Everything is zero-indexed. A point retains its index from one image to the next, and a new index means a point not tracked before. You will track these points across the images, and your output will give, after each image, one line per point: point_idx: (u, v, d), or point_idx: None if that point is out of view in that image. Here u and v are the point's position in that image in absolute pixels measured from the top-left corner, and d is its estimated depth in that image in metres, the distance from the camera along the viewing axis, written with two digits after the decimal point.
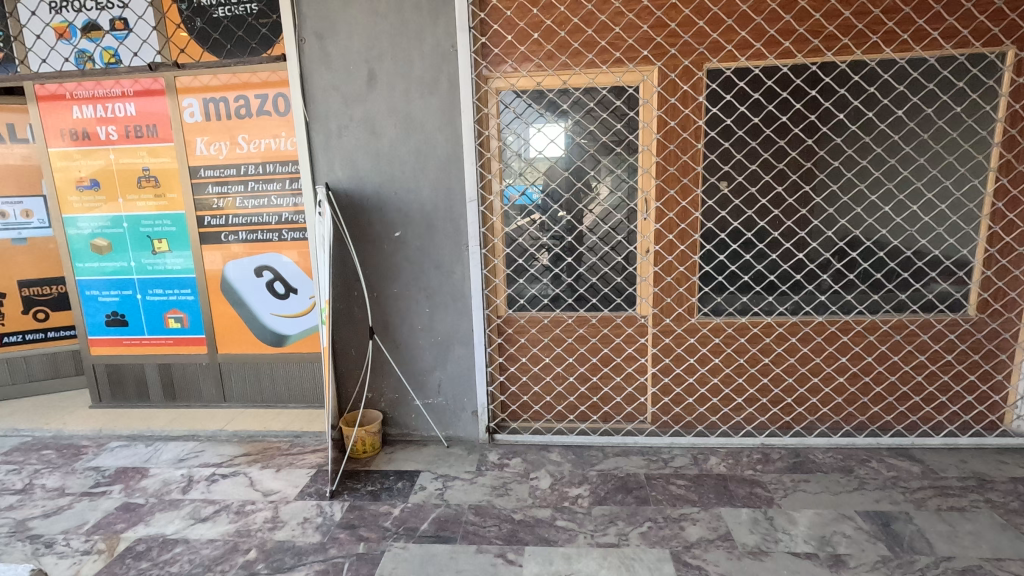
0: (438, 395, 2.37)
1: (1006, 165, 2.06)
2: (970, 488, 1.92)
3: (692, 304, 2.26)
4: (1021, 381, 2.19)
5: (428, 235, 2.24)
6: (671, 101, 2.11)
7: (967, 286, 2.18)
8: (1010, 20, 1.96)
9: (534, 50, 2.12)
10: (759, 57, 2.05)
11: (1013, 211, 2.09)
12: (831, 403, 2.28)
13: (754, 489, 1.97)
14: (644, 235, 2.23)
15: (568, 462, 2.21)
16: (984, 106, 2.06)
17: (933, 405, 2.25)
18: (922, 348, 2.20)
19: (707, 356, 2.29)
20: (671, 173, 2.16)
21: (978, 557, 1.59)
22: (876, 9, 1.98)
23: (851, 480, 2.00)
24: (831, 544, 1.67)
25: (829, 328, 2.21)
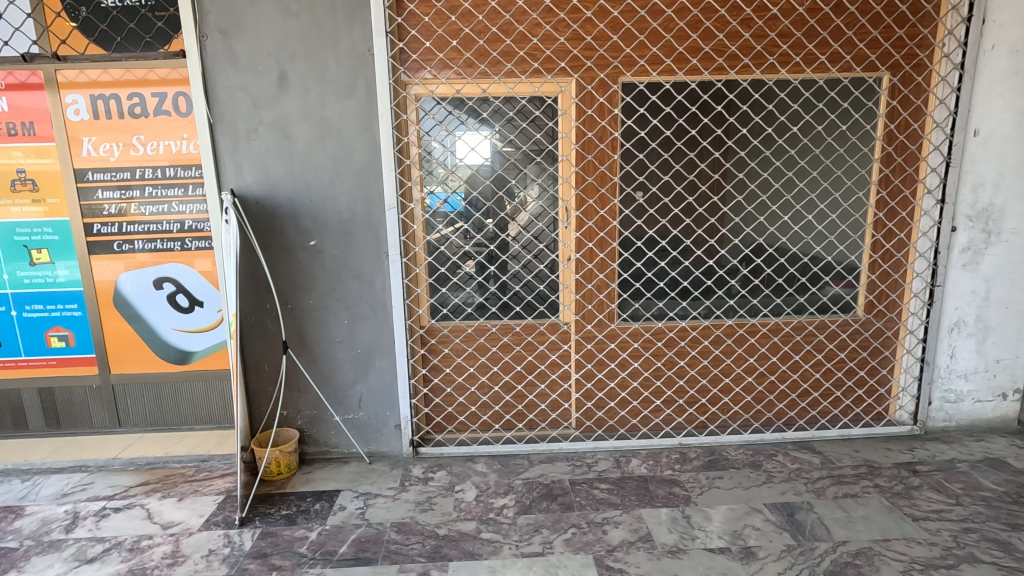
0: (359, 410, 2.28)
1: (885, 179, 2.27)
2: (862, 475, 2.09)
3: (612, 310, 2.31)
4: (903, 374, 2.41)
5: (345, 244, 2.15)
6: (588, 112, 2.16)
7: (855, 289, 2.37)
8: (885, 49, 2.17)
9: (453, 58, 2.11)
10: (669, 73, 2.14)
11: (892, 220, 2.30)
12: (741, 401, 2.41)
13: (673, 489, 2.03)
14: (565, 243, 2.27)
15: (494, 472, 2.19)
16: (866, 125, 2.26)
17: (830, 400, 2.43)
18: (819, 347, 2.38)
19: (627, 360, 2.35)
20: (590, 183, 2.21)
21: (869, 540, 1.73)
22: (772, 32, 2.12)
23: (760, 474, 2.12)
24: (742, 537, 1.76)
25: (737, 331, 2.34)
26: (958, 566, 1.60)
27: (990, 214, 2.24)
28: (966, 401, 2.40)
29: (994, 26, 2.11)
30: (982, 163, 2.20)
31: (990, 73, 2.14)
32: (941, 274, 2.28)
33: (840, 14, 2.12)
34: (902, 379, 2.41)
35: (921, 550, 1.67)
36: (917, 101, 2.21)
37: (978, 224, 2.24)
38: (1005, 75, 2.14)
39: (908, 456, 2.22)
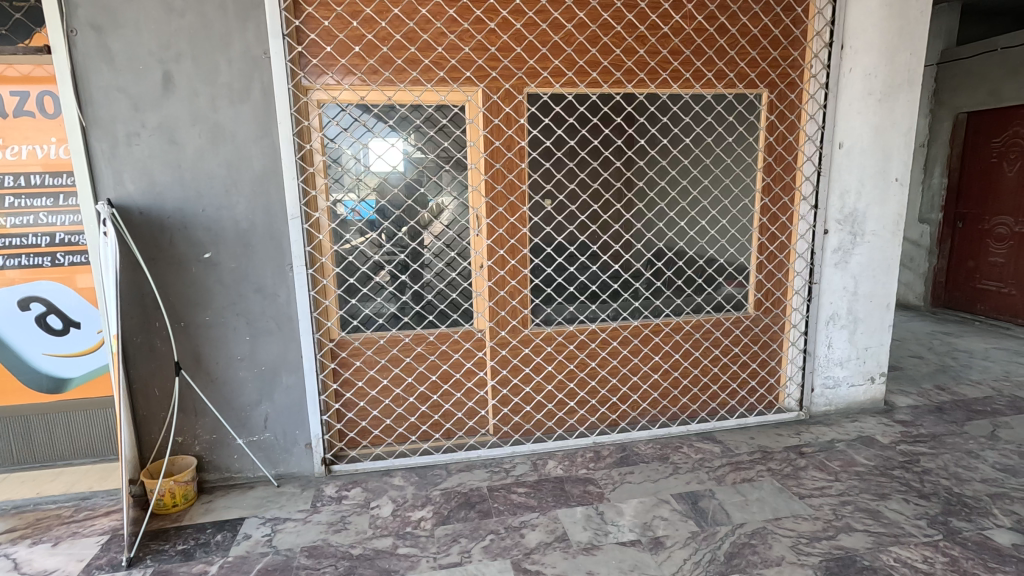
0: (265, 431, 2.16)
1: (767, 187, 2.49)
2: (756, 460, 2.26)
3: (525, 315, 2.35)
4: (790, 365, 2.63)
5: (244, 255, 2.04)
6: (495, 122, 2.19)
7: (745, 288, 2.58)
8: (763, 69, 2.38)
9: (356, 64, 2.06)
10: (572, 85, 2.22)
11: (774, 225, 2.52)
12: (649, 398, 2.53)
13: (587, 487, 2.10)
14: (476, 250, 2.28)
15: (411, 484, 2.14)
16: (749, 137, 2.47)
17: (727, 392, 2.61)
18: (717, 343, 2.55)
19: (540, 364, 2.40)
20: (499, 191, 2.24)
21: (763, 520, 1.87)
22: (664, 50, 2.26)
23: (667, 466, 2.23)
24: (651, 528, 1.84)
25: (643, 331, 2.46)
26: (837, 537, 1.77)
27: (855, 218, 2.50)
28: (842, 386, 2.66)
29: (851, 51, 2.36)
30: (848, 172, 2.45)
31: (851, 92, 2.39)
32: (818, 272, 2.50)
33: (723, 34, 2.30)
34: (789, 369, 2.63)
35: (806, 525, 1.83)
36: (791, 116, 2.44)
37: (846, 227, 2.50)
38: (862, 95, 2.40)
39: (795, 440, 2.42)
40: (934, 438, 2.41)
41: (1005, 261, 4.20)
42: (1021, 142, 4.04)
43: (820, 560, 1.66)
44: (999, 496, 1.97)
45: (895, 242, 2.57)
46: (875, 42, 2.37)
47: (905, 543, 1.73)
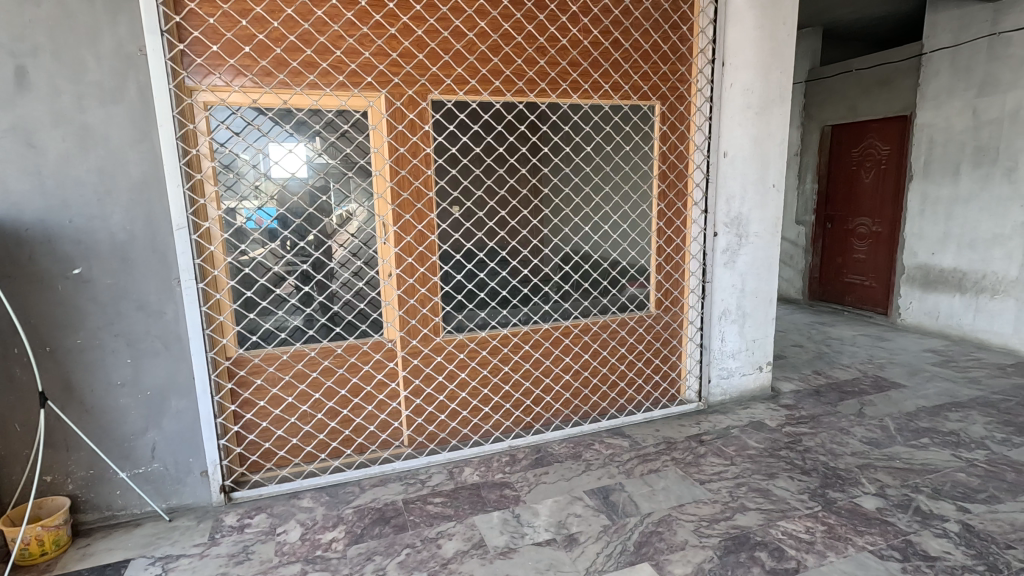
0: (153, 462, 1.97)
1: (662, 194, 2.63)
2: (662, 451, 2.38)
3: (436, 323, 2.33)
4: (689, 359, 2.81)
5: (123, 271, 1.85)
6: (399, 128, 2.16)
7: (647, 289, 2.72)
8: (655, 83, 2.53)
9: (247, 65, 1.95)
10: (475, 93, 2.24)
11: (670, 228, 2.68)
12: (562, 399, 2.60)
13: (503, 491, 2.11)
14: (384, 259, 2.23)
15: (321, 505, 2.04)
16: (645, 146, 2.61)
17: (634, 388, 2.74)
18: (623, 342, 2.67)
19: (453, 371, 2.39)
20: (405, 199, 2.21)
21: (668, 507, 1.97)
22: (563, 61, 2.35)
23: (580, 464, 2.29)
24: (566, 526, 1.88)
25: (554, 333, 2.53)
26: (734, 517, 1.91)
27: (740, 221, 2.73)
28: (735, 376, 2.88)
29: (732, 68, 2.57)
30: (732, 179, 2.67)
31: (732, 106, 2.60)
32: (710, 272, 2.70)
33: (617, 48, 2.43)
34: (688, 363, 2.81)
35: (707, 509, 1.96)
36: (681, 126, 2.61)
37: (732, 230, 2.71)
38: (742, 108, 2.62)
39: (696, 429, 2.58)
40: (813, 419, 2.67)
41: (866, 257, 4.75)
42: (875, 153, 4.60)
43: (719, 540, 1.78)
44: (867, 466, 2.22)
45: (775, 242, 2.83)
46: (752, 61, 2.59)
47: (791, 516, 1.89)
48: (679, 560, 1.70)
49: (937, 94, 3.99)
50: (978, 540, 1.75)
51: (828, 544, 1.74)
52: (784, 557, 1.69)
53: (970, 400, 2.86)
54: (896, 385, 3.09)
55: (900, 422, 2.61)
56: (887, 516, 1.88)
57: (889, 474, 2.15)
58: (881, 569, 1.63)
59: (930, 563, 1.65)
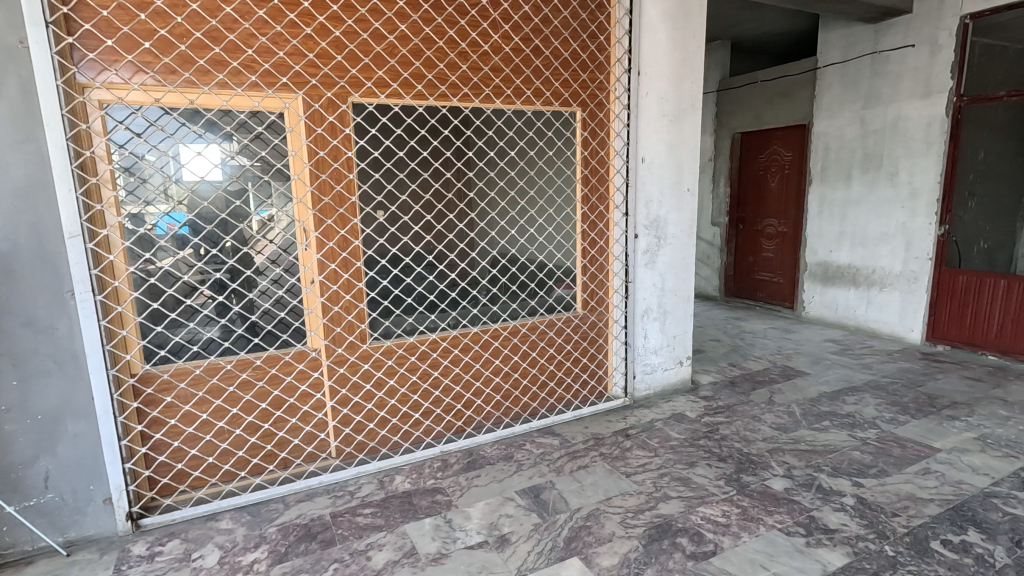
0: (46, 492, 1.79)
1: (586, 198, 2.71)
2: (590, 446, 2.45)
3: (363, 330, 2.28)
4: (615, 357, 2.92)
5: (4, 283, 1.67)
6: (318, 130, 2.09)
7: (573, 290, 2.79)
8: (575, 90, 2.61)
9: (147, 62, 1.83)
10: (397, 96, 2.21)
11: (594, 231, 2.76)
12: (492, 401, 2.61)
13: (435, 497, 2.09)
14: (306, 265, 2.15)
15: (241, 526, 1.93)
16: (567, 151, 2.68)
17: (563, 387, 2.81)
18: (551, 342, 2.73)
19: (382, 379, 2.34)
20: (327, 203, 2.14)
21: (596, 502, 2.03)
22: (485, 66, 2.37)
23: (512, 465, 2.31)
24: (497, 527, 1.90)
25: (483, 337, 2.54)
26: (657, 506, 1.99)
27: (659, 223, 2.86)
28: (658, 371, 3.01)
29: (647, 77, 2.69)
30: (650, 183, 2.79)
31: (648, 113, 2.72)
32: (632, 272, 2.82)
33: (538, 55, 2.49)
34: (614, 360, 2.92)
35: (632, 501, 2.03)
36: (602, 133, 2.71)
37: (652, 232, 2.84)
38: (657, 115, 2.75)
39: (622, 424, 2.68)
40: (729, 408, 2.84)
41: (774, 256, 5.11)
42: (779, 158, 4.96)
43: (644, 529, 1.86)
44: (776, 450, 2.39)
45: (690, 243, 2.99)
46: (665, 71, 2.73)
47: (709, 502, 2.00)
48: (607, 552, 1.75)
49: (830, 105, 4.37)
50: (870, 511, 1.93)
51: (742, 526, 1.86)
52: (703, 541, 1.78)
53: (863, 384, 3.15)
54: (800, 373, 3.35)
55: (804, 408, 2.83)
56: (793, 496, 2.03)
57: (795, 456, 2.33)
58: (788, 544, 1.76)
59: (830, 536, 1.80)
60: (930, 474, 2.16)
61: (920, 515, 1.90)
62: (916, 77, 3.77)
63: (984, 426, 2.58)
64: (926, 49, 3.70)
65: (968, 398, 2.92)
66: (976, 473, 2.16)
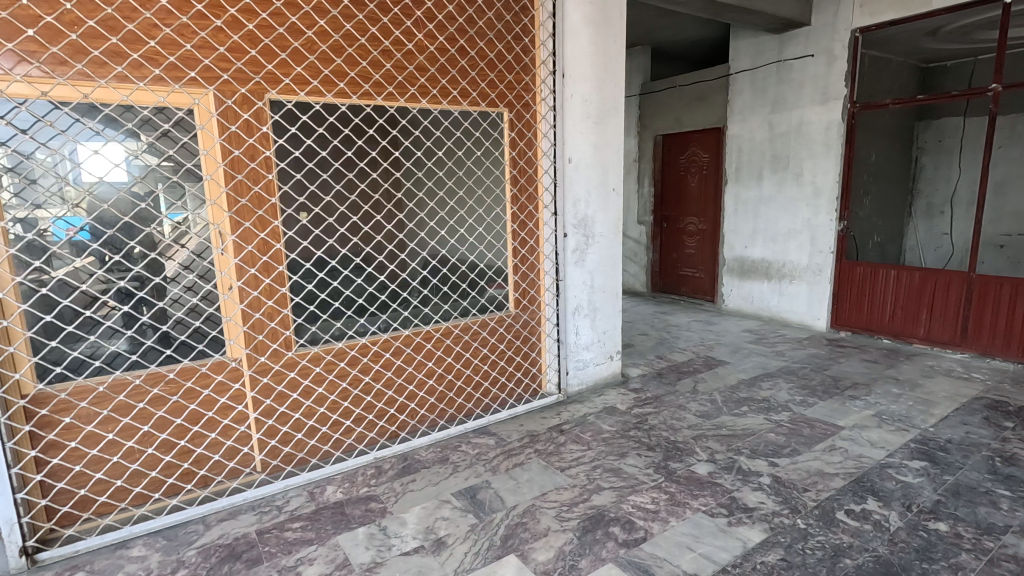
0: None
1: (514, 197, 2.76)
2: (526, 444, 2.48)
3: (287, 337, 2.19)
4: (548, 354, 2.97)
5: None
6: (232, 128, 1.99)
7: (505, 289, 2.82)
8: (501, 91, 2.63)
9: (32, 51, 1.66)
10: (318, 94, 2.14)
11: (524, 231, 2.81)
12: (426, 404, 2.58)
13: (369, 505, 2.04)
14: (223, 271, 2.04)
15: (156, 551, 1.79)
16: (496, 152, 2.70)
17: (497, 386, 2.82)
18: (484, 342, 2.74)
19: (309, 387, 2.26)
20: (243, 205, 2.04)
21: (531, 498, 2.06)
22: (410, 65, 2.34)
23: (448, 467, 2.30)
24: (434, 531, 1.88)
25: (415, 339, 2.51)
26: (591, 497, 2.04)
27: (587, 223, 2.93)
28: (590, 366, 3.09)
29: (571, 79, 2.75)
30: (578, 183, 2.86)
31: (573, 115, 2.78)
32: (562, 270, 2.88)
33: (463, 56, 2.48)
34: (547, 358, 2.97)
35: (567, 494, 2.07)
36: (528, 134, 2.75)
37: (580, 231, 2.91)
38: (583, 117, 2.82)
39: (557, 419, 2.72)
40: (657, 399, 2.96)
41: (695, 252, 5.36)
42: (697, 160, 5.22)
43: (578, 522, 1.90)
44: (700, 436, 2.51)
45: (617, 241, 3.08)
46: (589, 74, 2.80)
47: (639, 490, 2.08)
48: (542, 547, 1.78)
49: (742, 109, 4.65)
50: (784, 488, 2.07)
51: (670, 511, 1.94)
52: (634, 528, 1.85)
53: (777, 370, 3.38)
54: (722, 362, 3.54)
55: (725, 395, 2.99)
56: (716, 479, 2.15)
57: (717, 441, 2.46)
58: (712, 525, 1.86)
59: (749, 514, 1.91)
60: (835, 450, 2.35)
61: (827, 488, 2.06)
62: (816, 84, 4.08)
63: (880, 404, 2.83)
64: (824, 59, 4.01)
65: (867, 379, 3.20)
66: (874, 447, 2.37)
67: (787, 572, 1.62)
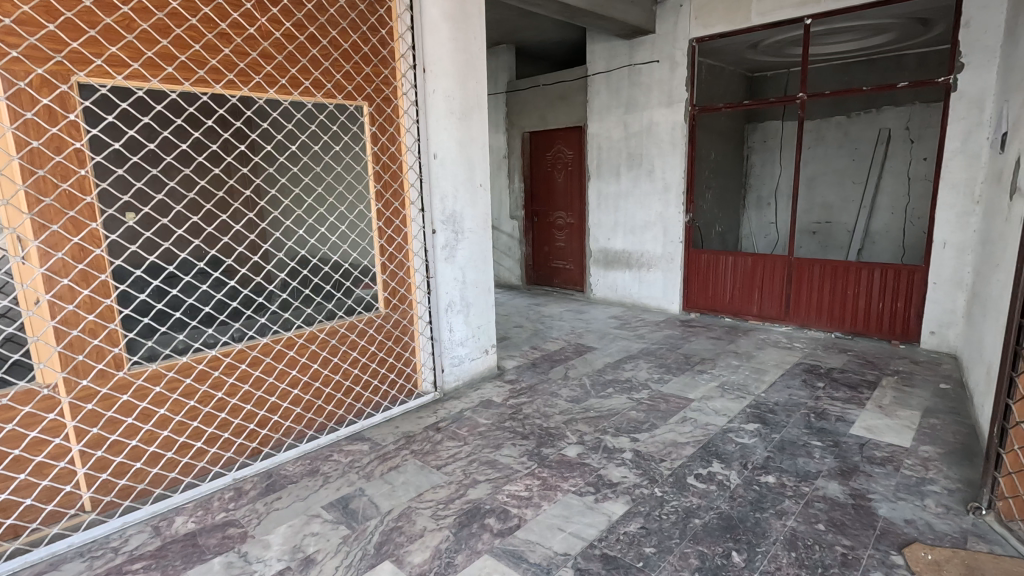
0: None
1: (379, 194, 2.64)
2: (401, 446, 2.43)
3: (117, 355, 1.93)
4: (422, 352, 2.93)
5: None
6: (27, 116, 1.68)
7: (373, 289, 2.71)
8: (358, 84, 2.52)
9: None
10: (139, 78, 1.90)
11: (391, 228, 2.70)
12: (292, 415, 2.42)
13: (227, 531, 1.86)
14: (24, 284, 1.72)
15: None
16: (356, 147, 2.58)
17: (370, 389, 2.72)
18: (354, 346, 2.63)
19: (148, 410, 2.01)
20: (49, 205, 1.75)
21: (407, 500, 2.02)
22: (253, 52, 2.16)
23: (317, 479, 2.17)
24: (301, 549, 1.77)
25: (275, 347, 2.33)
26: (467, 492, 2.05)
27: (455, 218, 2.93)
28: (465, 362, 3.11)
29: (432, 75, 2.73)
30: (443, 179, 2.84)
31: (436, 111, 2.76)
32: (433, 267, 2.86)
33: (314, 45, 2.35)
34: (422, 356, 2.92)
35: (443, 492, 2.06)
36: (390, 128, 2.66)
37: (449, 227, 2.91)
38: (445, 114, 2.81)
39: (433, 418, 2.70)
40: (531, 388, 3.05)
41: (565, 245, 5.61)
42: (562, 156, 5.46)
43: (454, 518, 1.90)
44: (570, 421, 2.63)
45: (487, 236, 3.12)
46: (450, 70, 2.79)
47: (514, 479, 2.13)
48: (418, 548, 1.75)
49: (600, 109, 4.95)
50: (644, 461, 2.24)
51: (542, 496, 2.01)
52: (508, 517, 1.89)
53: (638, 352, 3.65)
54: (590, 348, 3.75)
55: (593, 378, 3.18)
56: (586, 460, 2.26)
57: (586, 423, 2.60)
58: (581, 504, 1.96)
59: (614, 488, 2.05)
60: (686, 421, 2.60)
61: (680, 456, 2.27)
62: (662, 88, 4.46)
63: (723, 375, 3.19)
64: (667, 65, 4.39)
65: (712, 354, 3.58)
66: (718, 415, 2.66)
67: (646, 539, 1.75)
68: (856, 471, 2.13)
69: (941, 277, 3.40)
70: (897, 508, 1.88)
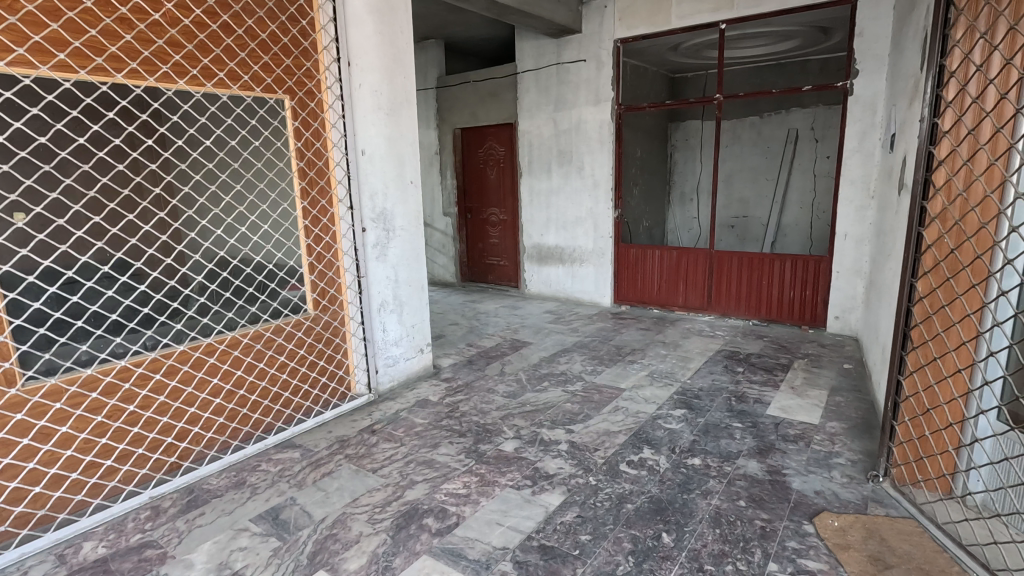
0: None
1: (304, 191, 2.56)
2: (334, 451, 2.36)
3: (8, 370, 1.75)
4: (355, 354, 2.85)
5: None
6: None
7: (301, 291, 2.62)
8: (278, 76, 2.41)
9: None
10: (25, 64, 1.72)
11: (318, 226, 2.62)
12: (215, 425, 2.29)
13: (143, 554, 1.74)
14: None
15: None
16: (277, 142, 2.47)
17: (300, 395, 2.62)
18: (281, 350, 2.52)
19: (48, 429, 1.84)
20: None
21: (342, 506, 1.97)
22: (158, 39, 2.02)
23: (244, 491, 2.07)
24: (229, 565, 1.68)
25: (193, 355, 2.20)
26: (404, 493, 2.03)
27: (385, 216, 2.89)
28: (400, 362, 3.06)
29: (357, 69, 2.66)
30: (372, 177, 2.79)
31: (363, 106, 2.70)
32: (363, 267, 2.80)
33: (228, 34, 2.23)
34: (354, 358, 2.85)
35: (379, 495, 2.03)
36: (315, 123, 2.56)
37: (379, 225, 2.86)
38: (372, 109, 2.74)
39: (368, 421, 2.64)
40: (467, 386, 3.05)
41: (499, 241, 5.62)
42: (494, 153, 5.47)
43: (391, 520, 1.87)
44: (507, 416, 2.66)
45: (419, 233, 3.09)
46: (376, 64, 2.73)
47: (452, 477, 2.13)
48: (354, 554, 1.71)
49: (530, 107, 5.00)
50: (579, 451, 2.30)
51: (480, 492, 2.02)
52: (446, 516, 1.88)
53: (572, 345, 3.73)
54: (526, 343, 3.79)
55: (529, 373, 3.22)
56: (523, 454, 2.29)
57: (523, 417, 2.63)
58: (518, 497, 1.98)
59: (550, 480, 2.09)
60: (618, 410, 2.69)
61: (613, 445, 2.34)
62: (590, 87, 4.56)
63: (652, 365, 3.32)
64: (593, 65, 4.50)
65: (641, 344, 3.72)
66: (647, 402, 2.77)
67: (582, 527, 1.80)
68: (773, 449, 2.29)
69: (844, 266, 3.71)
70: (809, 481, 2.04)
